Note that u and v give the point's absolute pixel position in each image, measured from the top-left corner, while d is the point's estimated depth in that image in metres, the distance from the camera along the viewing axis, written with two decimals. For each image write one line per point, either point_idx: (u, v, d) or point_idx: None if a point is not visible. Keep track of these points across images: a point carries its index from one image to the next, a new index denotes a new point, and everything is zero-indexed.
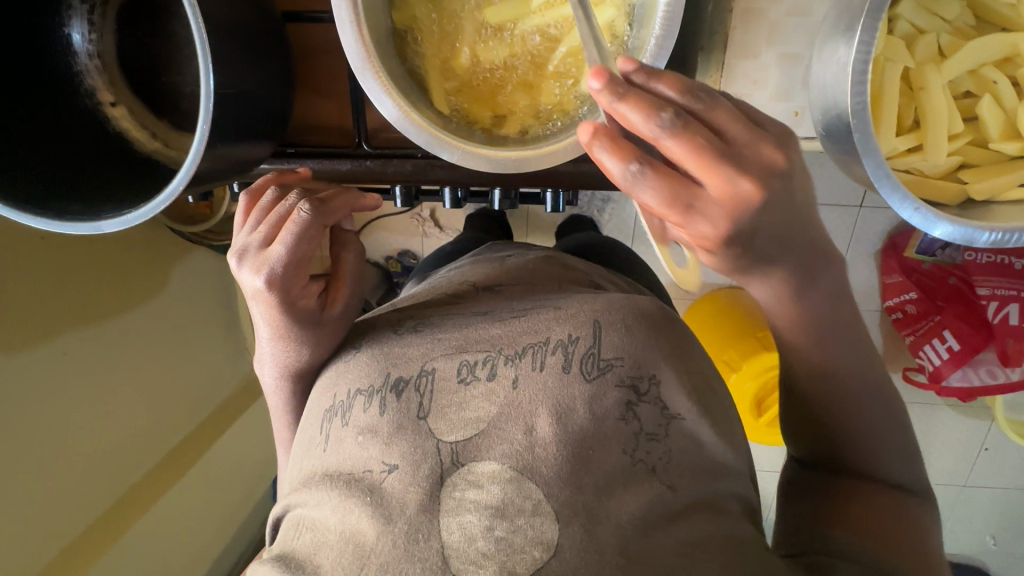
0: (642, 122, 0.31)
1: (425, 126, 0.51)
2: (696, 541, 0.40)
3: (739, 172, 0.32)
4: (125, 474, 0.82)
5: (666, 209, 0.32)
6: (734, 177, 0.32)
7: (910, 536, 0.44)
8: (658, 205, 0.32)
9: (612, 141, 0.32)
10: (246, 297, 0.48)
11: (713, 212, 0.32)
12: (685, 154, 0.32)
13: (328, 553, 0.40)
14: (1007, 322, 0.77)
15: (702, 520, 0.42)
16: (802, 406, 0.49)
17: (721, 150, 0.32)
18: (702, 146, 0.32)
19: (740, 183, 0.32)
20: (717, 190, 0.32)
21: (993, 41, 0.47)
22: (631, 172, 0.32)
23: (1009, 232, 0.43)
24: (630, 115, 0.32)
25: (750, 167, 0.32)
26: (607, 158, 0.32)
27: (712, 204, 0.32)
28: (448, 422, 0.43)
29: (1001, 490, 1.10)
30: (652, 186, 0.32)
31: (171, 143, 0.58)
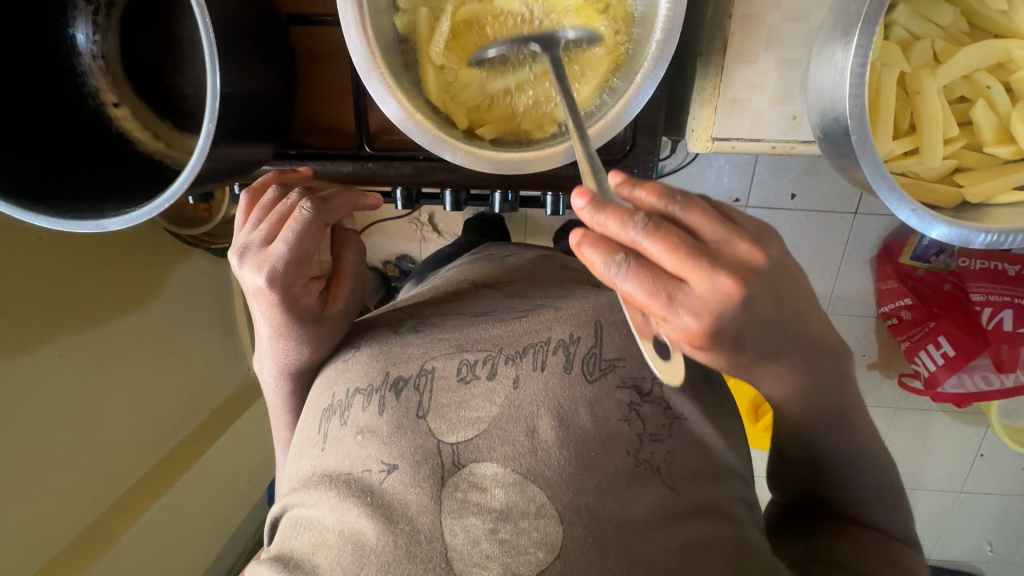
0: (620, 227, 0.31)
1: (429, 127, 0.52)
2: (701, 541, 0.40)
3: (718, 267, 0.31)
4: (117, 480, 0.82)
5: (649, 302, 0.31)
6: (715, 272, 0.31)
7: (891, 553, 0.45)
8: (640, 296, 0.31)
9: (592, 240, 0.31)
10: (246, 295, 0.49)
11: (696, 306, 0.31)
12: (666, 252, 0.31)
13: (327, 553, 0.40)
14: (1001, 328, 0.78)
15: (707, 521, 0.42)
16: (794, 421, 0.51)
17: (698, 247, 0.31)
18: (680, 243, 0.31)
19: (722, 279, 0.31)
20: (702, 284, 0.31)
21: (985, 46, 0.48)
22: (610, 268, 0.31)
23: (1003, 233, 0.44)
24: (609, 222, 0.31)
25: (725, 261, 0.32)
26: (592, 254, 0.31)
27: (697, 299, 0.31)
28: (448, 421, 0.43)
29: (997, 497, 1.11)
30: (631, 280, 0.30)
31: (173, 143, 0.58)
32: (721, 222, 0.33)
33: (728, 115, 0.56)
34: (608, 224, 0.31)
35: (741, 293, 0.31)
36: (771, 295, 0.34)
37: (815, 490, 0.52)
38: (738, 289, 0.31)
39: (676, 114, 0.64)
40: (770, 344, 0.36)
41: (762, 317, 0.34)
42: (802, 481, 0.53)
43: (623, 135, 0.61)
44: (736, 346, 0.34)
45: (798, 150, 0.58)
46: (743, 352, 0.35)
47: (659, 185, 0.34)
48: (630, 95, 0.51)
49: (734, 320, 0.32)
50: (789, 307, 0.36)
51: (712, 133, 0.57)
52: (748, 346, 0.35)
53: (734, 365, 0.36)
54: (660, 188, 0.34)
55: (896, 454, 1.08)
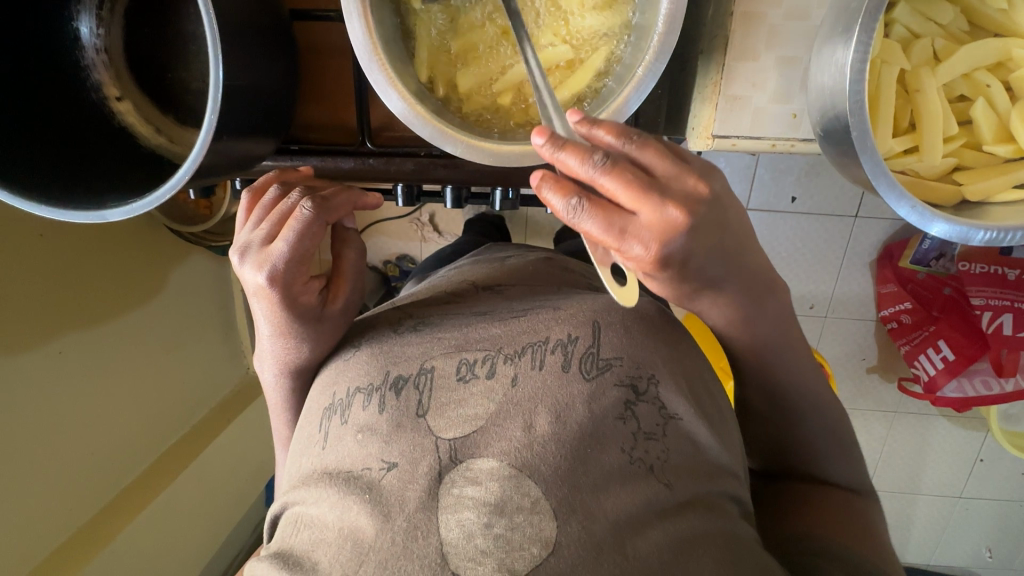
0: (578, 164, 0.33)
1: (431, 119, 0.52)
2: (693, 536, 0.40)
3: (667, 199, 0.33)
4: (115, 477, 0.81)
5: (603, 236, 0.33)
6: (663, 205, 0.33)
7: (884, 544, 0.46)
8: (596, 234, 0.33)
9: (552, 180, 0.33)
10: (246, 293, 0.49)
11: (647, 237, 0.33)
12: (619, 189, 0.33)
13: (326, 549, 0.40)
14: (1001, 332, 0.78)
15: (699, 516, 0.42)
16: (793, 421, 0.51)
17: (650, 181, 0.33)
18: (632, 179, 0.33)
19: (669, 210, 0.33)
20: (651, 217, 0.33)
21: (985, 45, 0.48)
22: (569, 206, 0.33)
23: (1002, 230, 0.44)
24: (568, 161, 0.33)
25: (673, 193, 0.34)
26: (552, 197, 0.33)
27: (646, 229, 0.33)
28: (446, 419, 0.43)
29: (998, 503, 1.10)
30: (589, 218, 0.33)
31: (175, 138, 0.58)
32: (670, 159, 0.35)
33: (729, 112, 0.56)
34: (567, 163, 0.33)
35: (687, 223, 0.33)
36: (717, 227, 0.36)
37: (812, 489, 0.52)
38: (686, 219, 0.33)
39: (677, 113, 0.65)
40: (718, 276, 0.40)
41: (704, 247, 0.36)
42: (798, 481, 0.53)
43: None
44: (684, 272, 0.37)
45: (799, 148, 0.58)
46: (690, 279, 0.39)
47: (613, 126, 0.35)
48: (633, 89, 0.51)
49: (680, 248, 0.34)
50: (733, 238, 0.39)
51: (712, 131, 0.57)
52: (693, 273, 0.38)
53: (680, 292, 0.40)
54: (615, 128, 0.35)
55: (896, 458, 1.08)
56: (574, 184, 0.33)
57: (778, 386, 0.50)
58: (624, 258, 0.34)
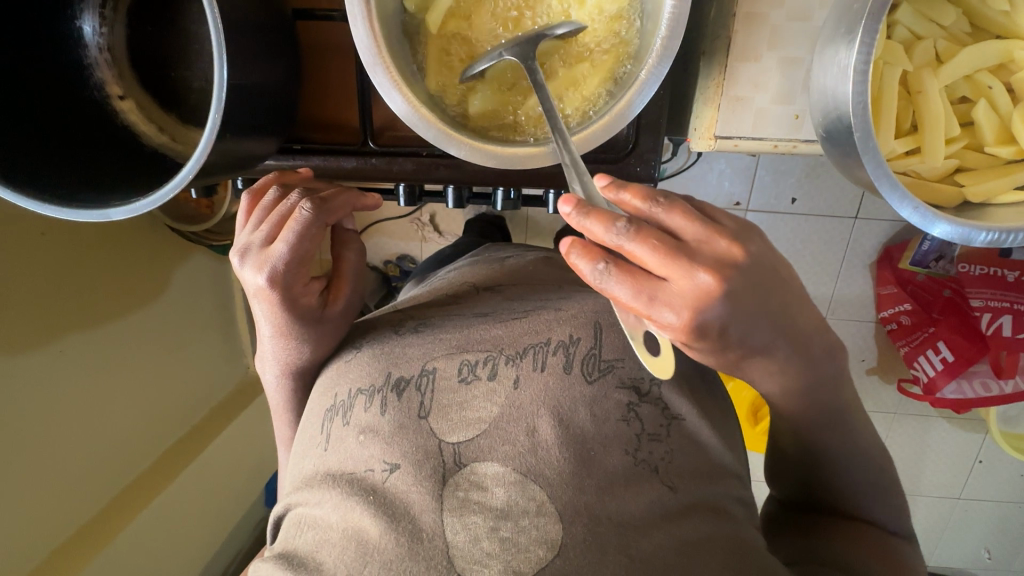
0: (605, 231, 0.33)
1: (434, 121, 0.52)
2: (699, 541, 0.40)
3: (697, 265, 0.33)
4: (115, 478, 0.81)
5: (633, 302, 0.33)
6: (692, 269, 0.32)
7: None
8: (629, 299, 0.33)
9: (581, 246, 0.33)
10: (248, 295, 0.49)
11: (678, 303, 0.33)
12: (649, 255, 0.33)
13: (330, 551, 0.40)
14: (1001, 334, 0.78)
15: (704, 520, 0.42)
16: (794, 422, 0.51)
17: (679, 246, 0.33)
18: (661, 245, 0.33)
19: (700, 276, 0.33)
20: (682, 282, 0.33)
21: (987, 47, 0.48)
22: (596, 271, 0.33)
23: (1004, 231, 0.44)
24: (594, 227, 0.33)
25: (704, 257, 0.34)
26: (581, 262, 0.33)
27: (677, 295, 0.33)
28: (449, 421, 0.43)
29: (997, 504, 1.10)
30: (620, 284, 0.32)
31: (178, 137, 0.58)
32: (700, 222, 0.35)
33: (731, 114, 0.56)
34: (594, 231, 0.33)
35: (720, 287, 0.33)
36: (754, 288, 0.35)
37: (813, 490, 0.52)
38: (718, 285, 0.33)
39: (678, 114, 0.65)
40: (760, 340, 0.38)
41: (741, 313, 0.35)
42: (800, 480, 0.53)
43: (625, 134, 0.61)
44: (723, 340, 0.36)
45: (801, 149, 0.58)
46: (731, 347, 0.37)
47: (640, 192, 0.35)
48: (636, 91, 0.51)
49: (716, 314, 0.33)
50: (775, 298, 0.37)
51: (714, 131, 0.57)
52: (735, 341, 0.36)
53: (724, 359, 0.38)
54: (643, 193, 0.35)
55: (895, 459, 1.08)
56: (602, 251, 0.33)
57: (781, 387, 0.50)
58: (657, 326, 0.34)
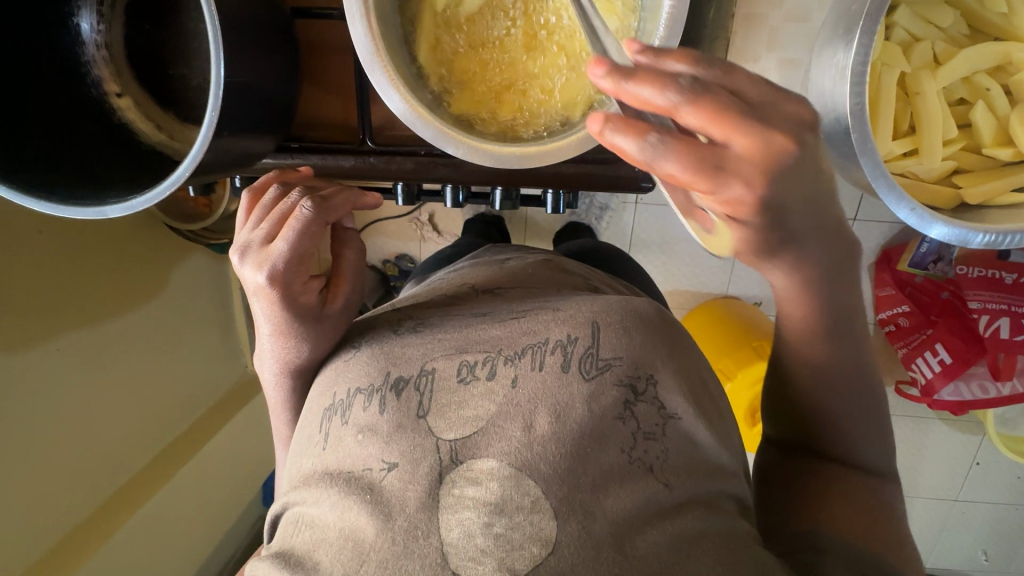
0: (657, 94, 0.28)
1: (431, 119, 0.52)
2: (692, 536, 0.40)
3: (766, 126, 0.30)
4: (112, 475, 0.81)
5: (695, 178, 0.29)
6: (768, 130, 0.29)
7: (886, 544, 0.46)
8: (686, 176, 0.29)
9: (619, 122, 0.29)
10: (247, 293, 0.49)
11: (746, 172, 0.30)
12: (706, 120, 0.29)
13: (327, 550, 0.40)
14: (998, 336, 0.78)
15: (698, 516, 0.42)
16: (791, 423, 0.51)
17: (745, 108, 0.29)
18: (723, 106, 0.29)
19: (770, 137, 0.29)
20: (750, 146, 0.29)
21: (985, 49, 0.48)
22: (649, 146, 0.29)
23: (1001, 234, 0.44)
24: (641, 91, 0.29)
25: (776, 119, 0.30)
26: (621, 140, 0.29)
27: (744, 163, 0.29)
28: (447, 420, 0.43)
29: (995, 506, 1.10)
30: (674, 158, 0.29)
31: (176, 134, 0.58)
32: (758, 86, 0.31)
33: None
34: (638, 94, 0.28)
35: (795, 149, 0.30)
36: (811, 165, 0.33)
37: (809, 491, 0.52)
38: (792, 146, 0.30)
39: None
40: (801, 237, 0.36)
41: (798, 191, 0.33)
42: None
43: None
44: (777, 221, 0.33)
45: None
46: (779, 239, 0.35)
47: (681, 51, 0.30)
48: None
49: (781, 184, 0.31)
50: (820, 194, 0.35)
51: None
52: (783, 223, 0.34)
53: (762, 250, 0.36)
54: (687, 57, 0.30)
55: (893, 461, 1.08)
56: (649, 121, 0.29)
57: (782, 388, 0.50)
58: (715, 201, 0.31)
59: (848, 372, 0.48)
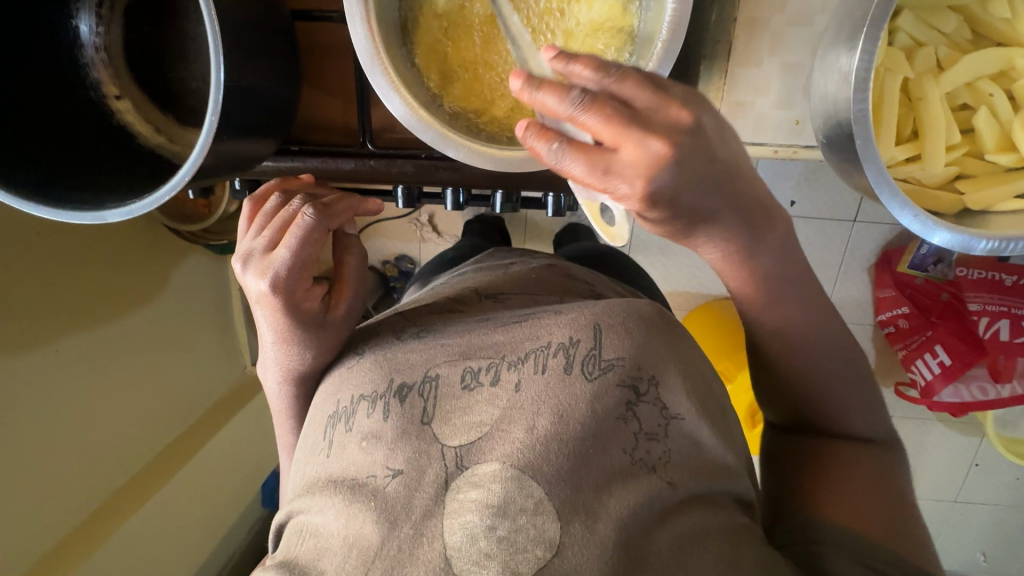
0: (555, 103, 0.31)
1: (432, 123, 0.52)
2: (692, 533, 0.41)
3: (650, 130, 0.31)
4: (112, 477, 0.81)
5: (589, 179, 0.32)
6: (645, 139, 0.30)
7: None
8: (582, 177, 0.32)
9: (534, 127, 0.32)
10: (250, 301, 0.49)
11: (632, 175, 0.31)
12: (599, 126, 0.31)
13: (332, 558, 0.39)
14: (998, 337, 0.78)
15: (699, 513, 0.42)
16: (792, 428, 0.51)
17: (635, 114, 0.31)
18: (615, 113, 0.31)
19: (652, 143, 0.30)
20: (633, 152, 0.31)
21: (988, 55, 0.48)
22: (552, 151, 0.32)
23: (1004, 241, 0.44)
24: (544, 99, 0.31)
25: (656, 124, 0.31)
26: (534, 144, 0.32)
27: (630, 166, 0.31)
28: (451, 426, 0.43)
29: (993, 508, 1.11)
30: (571, 161, 0.31)
31: (175, 138, 0.58)
32: (654, 89, 0.31)
33: (731, 119, 0.56)
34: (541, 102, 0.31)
35: (675, 155, 0.31)
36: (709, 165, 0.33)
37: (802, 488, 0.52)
38: (674, 152, 0.31)
39: None
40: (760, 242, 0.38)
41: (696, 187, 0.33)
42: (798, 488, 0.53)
43: None
44: (675, 210, 0.35)
45: (801, 154, 0.58)
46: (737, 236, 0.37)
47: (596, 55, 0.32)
48: None
49: (669, 184, 0.32)
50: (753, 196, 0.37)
51: None
52: (684, 211, 0.35)
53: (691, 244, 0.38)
54: (595, 62, 0.32)
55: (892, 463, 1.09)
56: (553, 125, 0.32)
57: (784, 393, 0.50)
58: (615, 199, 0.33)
59: (849, 379, 0.47)
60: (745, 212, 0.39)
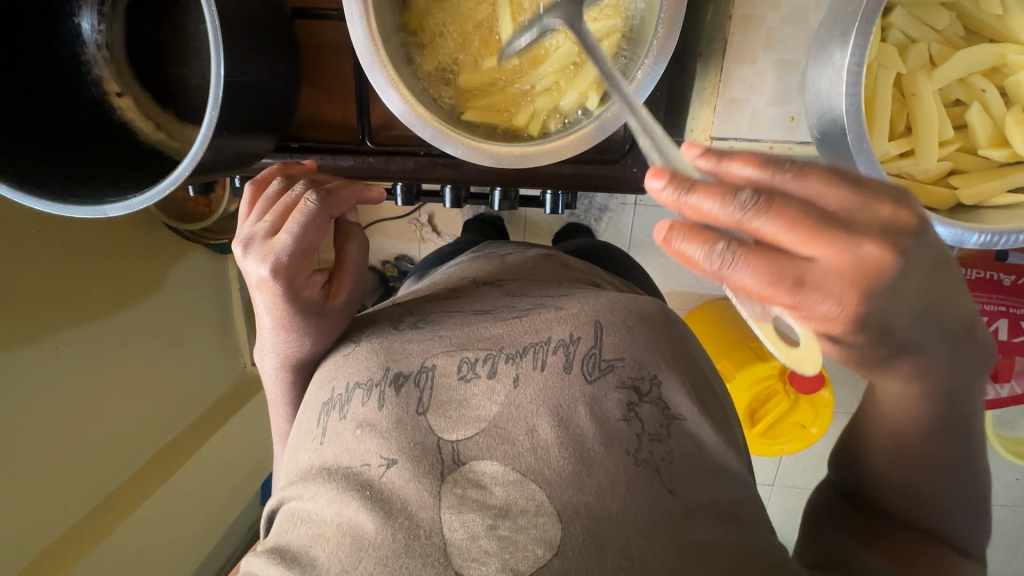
0: (717, 205, 0.25)
1: (431, 120, 0.52)
2: (700, 549, 0.40)
3: (858, 235, 0.25)
4: (109, 475, 0.81)
5: (772, 291, 0.25)
6: (854, 241, 0.25)
7: None
8: (760, 290, 0.25)
9: (682, 231, 0.26)
10: (249, 286, 0.49)
11: (835, 287, 0.25)
12: (780, 230, 0.25)
13: (324, 545, 0.40)
14: (997, 337, 0.79)
15: (707, 527, 0.41)
16: None
17: (827, 217, 0.25)
18: (800, 215, 0.25)
19: (864, 248, 0.25)
20: (837, 257, 0.25)
21: (981, 50, 0.49)
22: (713, 256, 0.25)
23: (997, 234, 0.44)
24: (701, 203, 0.25)
25: (862, 225, 0.25)
26: (685, 247, 0.26)
27: (833, 276, 0.25)
28: (448, 419, 0.43)
29: (993, 507, 1.10)
30: (746, 271, 0.25)
31: (176, 134, 0.59)
32: (848, 185, 0.26)
33: (727, 114, 0.56)
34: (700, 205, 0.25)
35: (893, 261, 0.25)
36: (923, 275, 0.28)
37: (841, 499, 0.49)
38: (889, 257, 0.25)
39: (676, 115, 0.66)
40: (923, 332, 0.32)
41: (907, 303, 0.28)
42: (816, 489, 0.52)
43: (622, 135, 0.61)
44: (887, 332, 0.29)
45: (796, 151, 0.58)
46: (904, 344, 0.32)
47: (753, 154, 0.27)
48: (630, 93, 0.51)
49: (882, 297, 0.26)
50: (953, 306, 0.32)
51: (711, 132, 0.58)
52: (895, 335, 0.30)
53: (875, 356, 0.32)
54: (758, 158, 0.26)
55: None
56: (711, 230, 0.26)
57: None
58: (803, 318, 0.26)
59: None
60: (950, 332, 0.33)
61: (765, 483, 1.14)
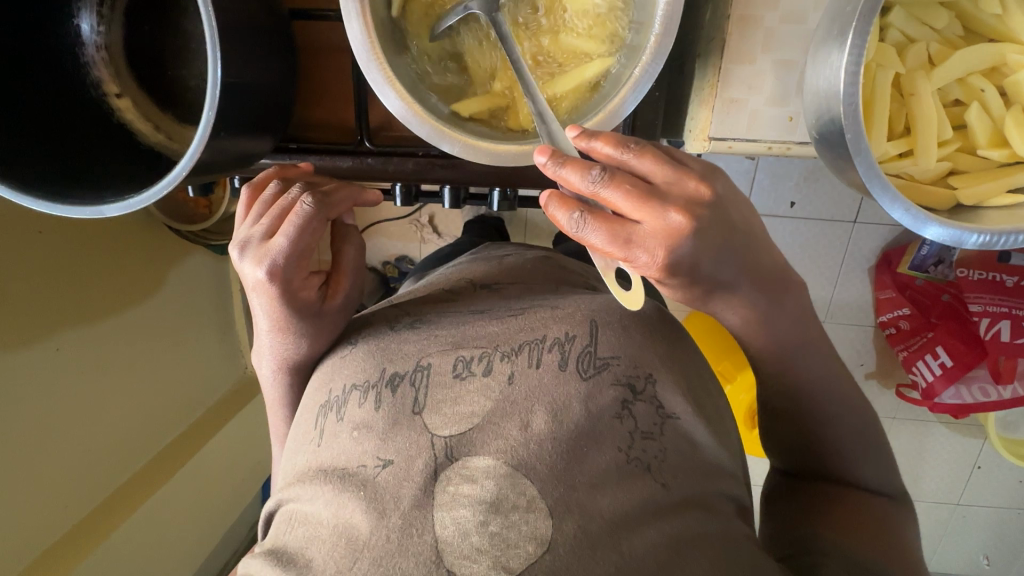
0: (578, 178, 0.34)
1: (428, 118, 0.52)
2: (687, 536, 0.40)
3: (669, 205, 0.34)
4: (110, 476, 0.81)
5: (609, 248, 0.34)
6: (664, 208, 0.34)
7: (895, 551, 0.45)
8: (603, 245, 0.34)
9: (557, 198, 0.35)
10: (246, 289, 0.49)
11: (652, 244, 0.34)
12: (618, 198, 0.34)
13: (321, 547, 0.40)
14: (999, 339, 0.77)
15: (696, 517, 0.42)
16: (788, 429, 0.50)
17: (650, 189, 0.35)
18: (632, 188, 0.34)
19: (672, 215, 0.34)
20: (655, 223, 0.34)
21: (981, 50, 0.49)
22: (572, 219, 0.34)
23: (996, 234, 0.44)
24: (569, 176, 0.34)
25: (674, 199, 0.35)
26: (557, 211, 0.34)
27: (650, 236, 0.34)
28: (442, 417, 0.43)
29: (996, 510, 1.10)
30: (593, 230, 0.34)
31: (175, 136, 0.59)
32: (669, 166, 0.36)
33: (726, 115, 0.56)
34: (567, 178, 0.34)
35: (693, 225, 0.34)
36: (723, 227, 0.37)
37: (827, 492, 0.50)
38: (690, 222, 0.34)
39: (674, 115, 0.66)
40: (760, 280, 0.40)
41: (712, 249, 0.36)
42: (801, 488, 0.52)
43: (621, 134, 0.61)
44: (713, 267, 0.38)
45: (795, 151, 0.58)
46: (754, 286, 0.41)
47: (610, 138, 0.37)
48: (629, 88, 0.51)
49: (687, 254, 0.35)
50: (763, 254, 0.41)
51: (709, 133, 0.58)
52: (705, 278, 0.38)
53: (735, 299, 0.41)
54: (613, 141, 0.37)
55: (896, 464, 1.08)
56: (573, 199, 0.35)
57: (787, 403, 0.48)
58: (632, 267, 0.35)
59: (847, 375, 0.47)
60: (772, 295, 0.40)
61: (764, 485, 1.14)
